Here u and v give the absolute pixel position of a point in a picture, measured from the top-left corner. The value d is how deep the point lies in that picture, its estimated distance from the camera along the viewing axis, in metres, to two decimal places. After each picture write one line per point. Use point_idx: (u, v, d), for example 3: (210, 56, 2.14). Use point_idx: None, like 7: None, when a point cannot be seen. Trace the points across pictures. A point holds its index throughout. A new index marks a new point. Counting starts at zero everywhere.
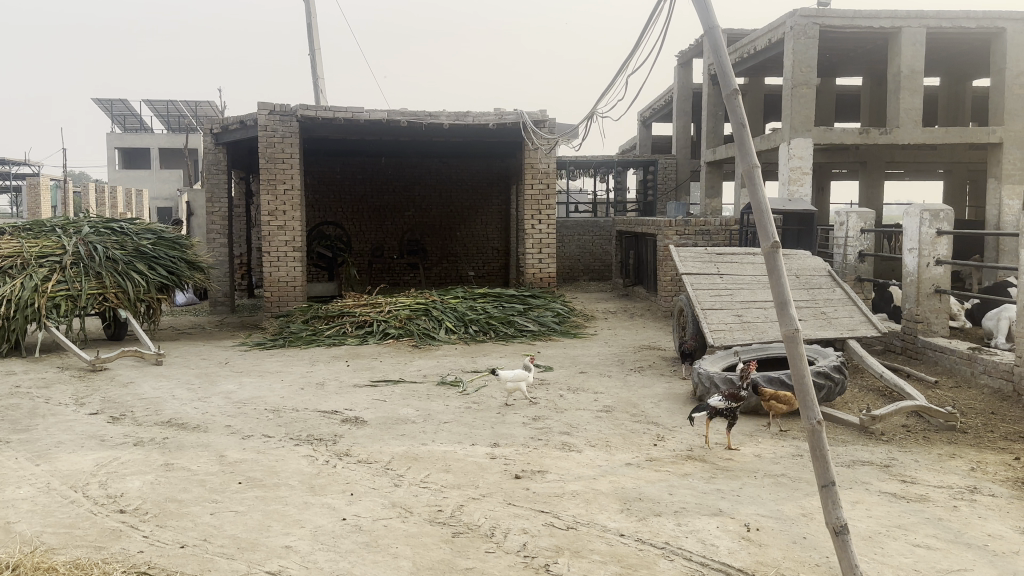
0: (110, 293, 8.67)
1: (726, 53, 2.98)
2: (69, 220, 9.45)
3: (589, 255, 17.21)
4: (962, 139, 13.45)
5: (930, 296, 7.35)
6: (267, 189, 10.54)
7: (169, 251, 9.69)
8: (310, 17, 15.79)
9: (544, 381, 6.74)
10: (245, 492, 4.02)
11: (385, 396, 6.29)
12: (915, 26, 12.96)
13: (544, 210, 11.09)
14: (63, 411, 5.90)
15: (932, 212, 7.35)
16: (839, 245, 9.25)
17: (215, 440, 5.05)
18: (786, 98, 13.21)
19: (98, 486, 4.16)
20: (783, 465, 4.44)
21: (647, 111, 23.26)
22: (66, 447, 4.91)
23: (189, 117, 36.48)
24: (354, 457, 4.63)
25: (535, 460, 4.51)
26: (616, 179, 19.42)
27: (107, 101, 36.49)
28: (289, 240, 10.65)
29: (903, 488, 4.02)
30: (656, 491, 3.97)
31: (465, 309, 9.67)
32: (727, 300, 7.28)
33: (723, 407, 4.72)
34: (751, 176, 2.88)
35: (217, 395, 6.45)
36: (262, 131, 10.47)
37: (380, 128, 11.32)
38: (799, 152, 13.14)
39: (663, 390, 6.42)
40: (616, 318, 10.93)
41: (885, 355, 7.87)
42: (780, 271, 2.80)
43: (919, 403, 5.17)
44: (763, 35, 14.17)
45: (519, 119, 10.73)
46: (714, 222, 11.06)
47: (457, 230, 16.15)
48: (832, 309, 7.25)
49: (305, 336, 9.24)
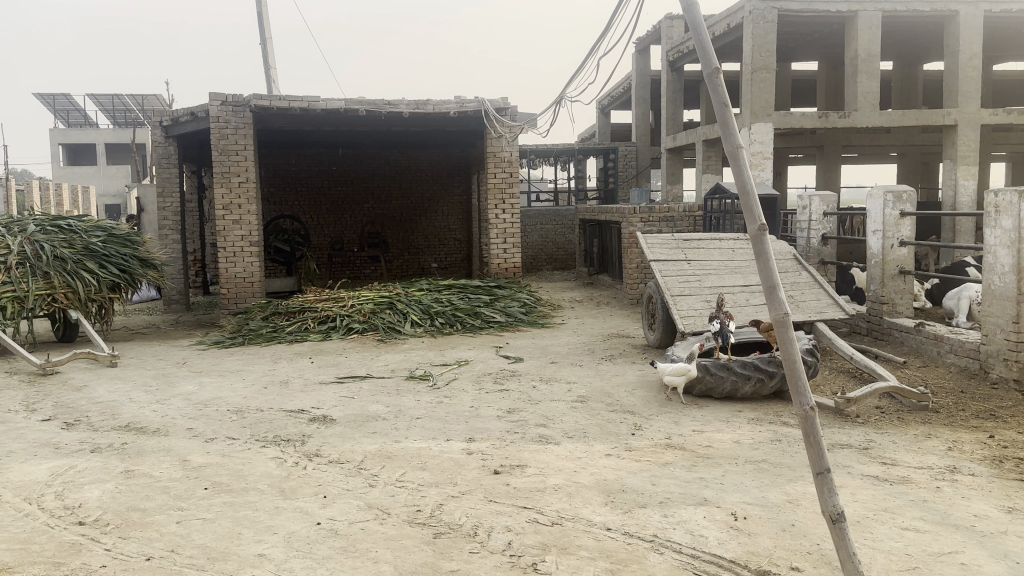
0: (60, 293, 8.32)
1: (706, 32, 2.88)
2: (13, 218, 9.05)
3: (552, 244, 17.14)
4: (919, 122, 13.66)
5: (894, 277, 7.41)
6: (221, 182, 10.23)
7: (120, 249, 9.33)
8: (261, 5, 15.40)
9: (515, 373, 6.63)
10: (213, 499, 3.84)
11: (354, 393, 6.12)
12: (871, 10, 13.10)
13: (508, 199, 10.95)
14: (13, 419, 5.62)
15: (895, 193, 7.37)
16: (803, 229, 9.29)
17: (177, 444, 4.84)
18: (746, 83, 13.26)
19: (53, 497, 3.93)
20: (762, 451, 4.40)
21: (605, 100, 23.26)
22: (17, 457, 4.65)
23: (137, 111, 35.52)
24: (324, 457, 4.46)
25: (512, 455, 4.39)
26: (577, 167, 19.36)
27: (49, 95, 35.32)
28: (245, 235, 10.36)
29: (885, 470, 4.00)
30: (639, 482, 3.89)
31: (431, 301, 9.51)
32: (696, 287, 7.25)
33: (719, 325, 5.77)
34: (737, 157, 2.78)
35: (177, 398, 6.21)
36: (214, 122, 10.15)
37: (338, 118, 11.07)
38: (760, 137, 13.21)
39: (636, 378, 6.36)
40: (584, 307, 10.87)
41: (851, 337, 7.93)
42: (767, 254, 2.71)
43: (893, 384, 5.18)
44: (722, 19, 14.20)
45: (480, 107, 10.56)
46: (678, 209, 11.08)
47: (419, 222, 15.94)
48: (799, 293, 7.26)
49: (265, 333, 8.99)
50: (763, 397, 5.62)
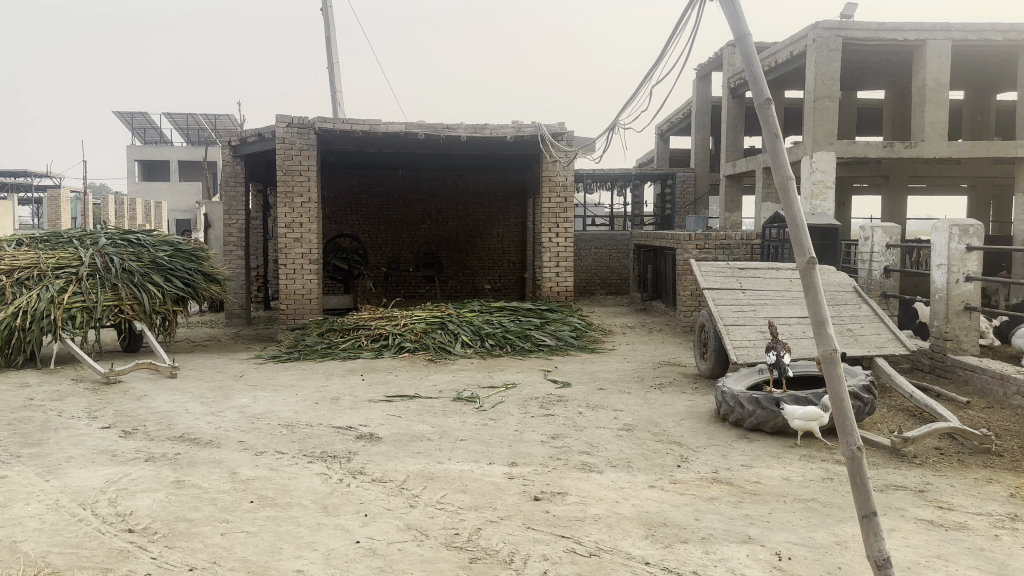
0: (126, 305, 8.60)
1: (759, 62, 2.85)
2: (86, 232, 9.45)
3: (607, 269, 17.08)
4: (990, 153, 13.25)
5: (959, 313, 7.18)
6: (284, 202, 10.49)
7: (185, 264, 9.65)
8: (329, 31, 15.85)
9: (562, 398, 6.60)
10: (257, 512, 3.91)
11: (400, 412, 6.17)
12: (941, 39, 12.78)
13: (562, 223, 10.97)
14: (75, 425, 5.82)
15: (961, 227, 7.16)
16: (865, 261, 9.06)
17: (227, 456, 4.95)
18: (808, 112, 13.04)
19: (107, 503, 4.06)
20: (812, 489, 4.27)
21: (665, 125, 23.18)
22: (76, 463, 4.81)
23: (210, 129, 36.81)
24: (368, 475, 4.50)
25: (554, 482, 4.36)
26: (634, 193, 19.30)
27: (127, 114, 36.91)
28: (305, 252, 10.58)
29: (940, 515, 3.85)
30: (682, 516, 3.82)
31: (482, 323, 9.56)
32: (751, 316, 7.13)
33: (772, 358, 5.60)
34: (787, 189, 2.73)
35: (230, 410, 6.35)
36: (280, 143, 10.43)
37: (398, 140, 11.27)
38: (821, 166, 12.99)
39: (685, 408, 6.27)
40: (635, 333, 10.78)
41: (912, 373, 7.67)
42: (817, 287, 2.64)
43: (954, 425, 4.98)
44: (785, 47, 14.03)
45: (537, 132, 10.62)
46: (735, 237, 10.95)
47: (475, 244, 16.07)
48: (859, 326, 7.07)
49: (320, 349, 9.15)
50: (816, 433, 5.46)
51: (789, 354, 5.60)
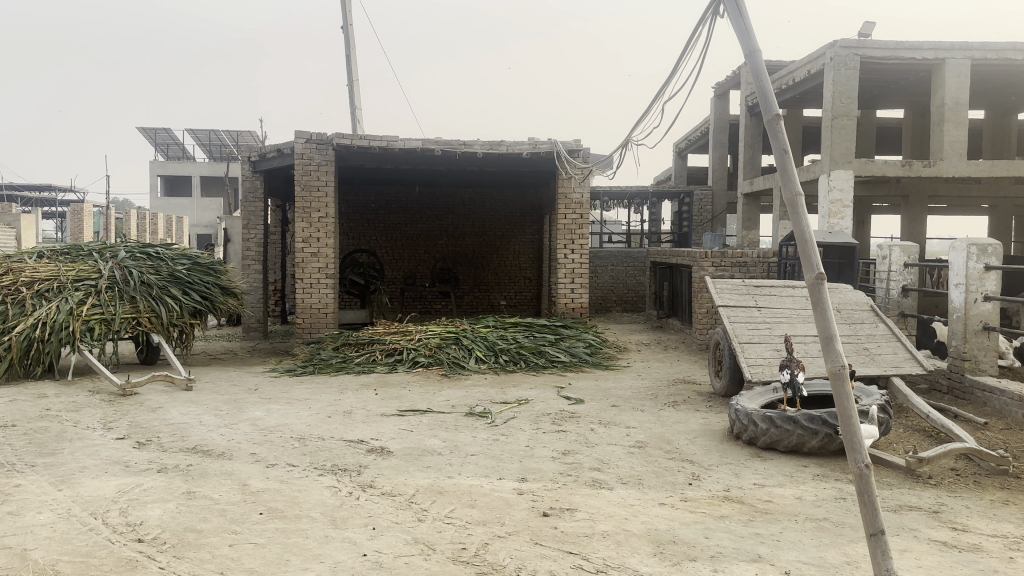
0: (144, 317, 8.69)
1: (768, 79, 2.86)
2: (106, 245, 9.58)
3: (623, 286, 17.05)
4: (1010, 172, 13.14)
5: (977, 333, 7.10)
6: (302, 217, 10.58)
7: (203, 277, 9.76)
8: (348, 49, 16.02)
9: (575, 415, 6.58)
10: (266, 524, 3.92)
11: (412, 426, 6.17)
12: (960, 58, 12.73)
13: (577, 240, 10.98)
14: (90, 435, 5.88)
15: (979, 246, 7.07)
16: (882, 279, 8.98)
17: (239, 468, 4.97)
18: (826, 130, 13.00)
19: (118, 513, 4.08)
20: (825, 509, 4.23)
21: (683, 143, 23.18)
22: (90, 473, 4.86)
23: (231, 145, 37.26)
24: (377, 489, 4.50)
25: (564, 498, 4.34)
26: (651, 210, 19.29)
27: (150, 130, 37.46)
28: (322, 266, 10.65)
29: (954, 536, 3.79)
30: (691, 534, 3.79)
31: (496, 339, 9.56)
32: (766, 334, 7.08)
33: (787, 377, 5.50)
34: (795, 205, 2.72)
35: (244, 422, 6.39)
36: (299, 159, 10.53)
37: (415, 157, 11.35)
38: (839, 185, 12.92)
39: (698, 426, 6.22)
40: (650, 350, 10.73)
41: (930, 394, 7.58)
42: (825, 304, 2.63)
43: (970, 445, 4.93)
44: (803, 65, 14.02)
45: (553, 148, 10.66)
46: (751, 255, 10.91)
47: (491, 260, 16.11)
48: (875, 345, 7.01)
49: (334, 363, 9.19)
50: (831, 453, 5.40)
51: (803, 373, 5.54)
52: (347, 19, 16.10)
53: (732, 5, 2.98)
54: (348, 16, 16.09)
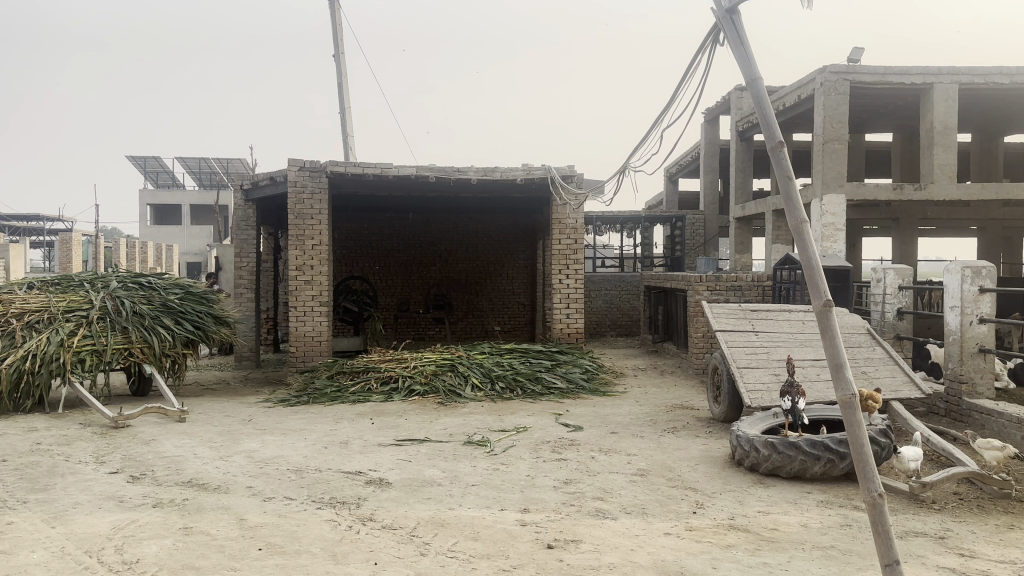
0: (136, 347, 8.60)
1: (770, 106, 2.86)
2: (97, 275, 9.52)
3: (617, 310, 17.04)
4: (999, 195, 13.26)
5: (974, 355, 7.10)
6: (296, 244, 10.53)
7: (196, 307, 9.69)
8: (340, 77, 16.08)
9: (574, 442, 6.52)
10: (265, 560, 3.85)
11: (411, 456, 6.10)
12: (947, 82, 12.88)
13: (571, 265, 10.96)
14: (82, 470, 5.78)
15: (973, 269, 7.08)
16: (877, 302, 8.99)
17: (235, 502, 4.89)
18: (817, 154, 13.10)
19: (113, 551, 4.00)
20: (831, 536, 4.18)
21: (673, 167, 23.32)
22: (83, 509, 4.77)
23: (222, 173, 37.25)
24: (378, 522, 4.43)
25: (567, 529, 4.28)
26: (643, 235, 19.34)
27: (140, 159, 37.43)
28: (316, 294, 10.59)
29: (963, 563, 3.75)
30: (698, 565, 3.74)
31: (492, 365, 9.51)
32: (764, 359, 7.07)
33: (789, 405, 5.51)
34: (801, 231, 2.71)
35: (239, 454, 6.30)
36: (292, 187, 10.51)
37: (409, 184, 11.36)
38: (831, 209, 12.99)
39: (699, 452, 6.18)
40: (647, 375, 10.70)
41: (929, 417, 7.56)
42: (834, 331, 2.61)
43: (972, 469, 4.92)
44: (793, 90, 14.15)
45: (547, 174, 10.68)
46: (746, 278, 10.92)
47: (484, 285, 16.09)
48: (873, 369, 7.00)
49: (329, 392, 9.10)
50: (834, 479, 5.36)
51: (804, 400, 5.51)
52: (339, 48, 16.18)
53: (733, 34, 2.99)
54: (339, 45, 16.17)
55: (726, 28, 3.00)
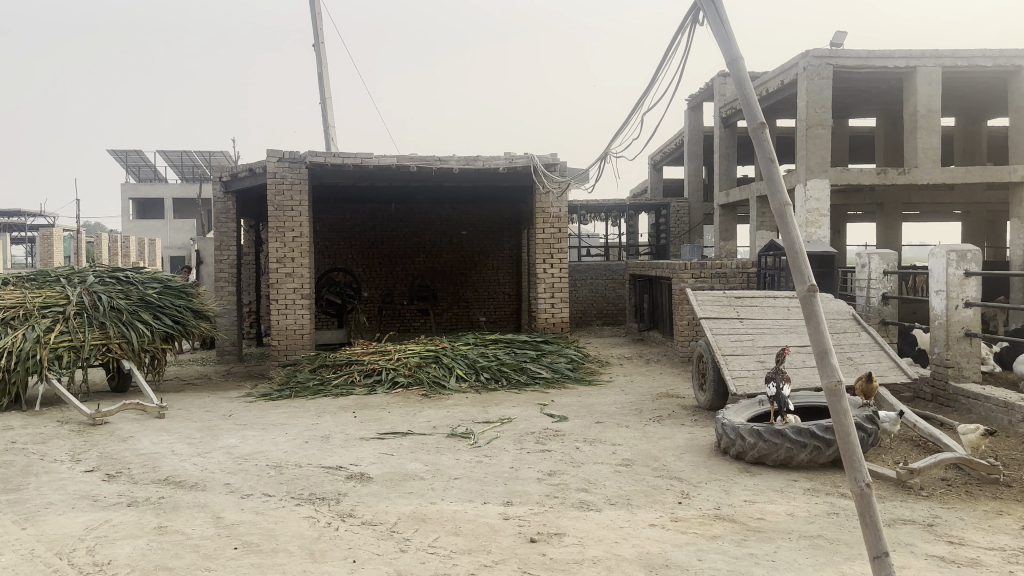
0: (114, 343, 8.44)
1: (752, 87, 2.76)
2: (74, 270, 9.35)
3: (602, 299, 16.99)
4: (983, 178, 13.26)
5: (960, 339, 7.08)
6: (276, 236, 10.38)
7: (175, 301, 9.55)
8: (320, 67, 15.89)
9: (558, 433, 6.44)
10: (241, 559, 3.75)
11: (393, 450, 6.01)
12: (931, 65, 12.85)
13: (556, 254, 10.86)
14: (56, 469, 5.65)
15: (958, 252, 7.05)
16: (862, 288, 8.94)
17: (213, 500, 4.78)
18: (802, 139, 13.05)
19: (84, 553, 3.88)
20: (819, 525, 4.13)
21: (657, 155, 23.26)
22: (56, 509, 4.65)
23: (204, 166, 36.87)
24: (357, 518, 4.34)
25: (551, 521, 4.21)
26: (628, 223, 19.28)
27: (121, 152, 37.03)
28: (297, 287, 10.45)
29: (952, 551, 3.70)
30: (683, 556, 3.67)
31: (476, 356, 9.43)
32: (749, 346, 7.01)
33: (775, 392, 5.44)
34: (784, 214, 2.61)
35: (218, 451, 6.19)
36: (271, 178, 10.35)
37: (390, 173, 11.22)
38: (816, 194, 12.96)
39: (684, 441, 6.12)
40: (632, 364, 10.64)
41: (915, 402, 7.54)
42: (819, 316, 2.52)
43: (960, 455, 4.88)
44: (776, 76, 14.09)
45: (530, 163, 10.57)
46: (730, 265, 10.88)
47: (469, 276, 15.99)
48: (859, 355, 6.97)
49: (312, 386, 8.99)
50: (820, 466, 5.31)
51: (790, 386, 5.46)
52: (318, 38, 15.97)
53: (712, 13, 2.89)
54: (318, 34, 15.97)
55: (705, 7, 2.91)
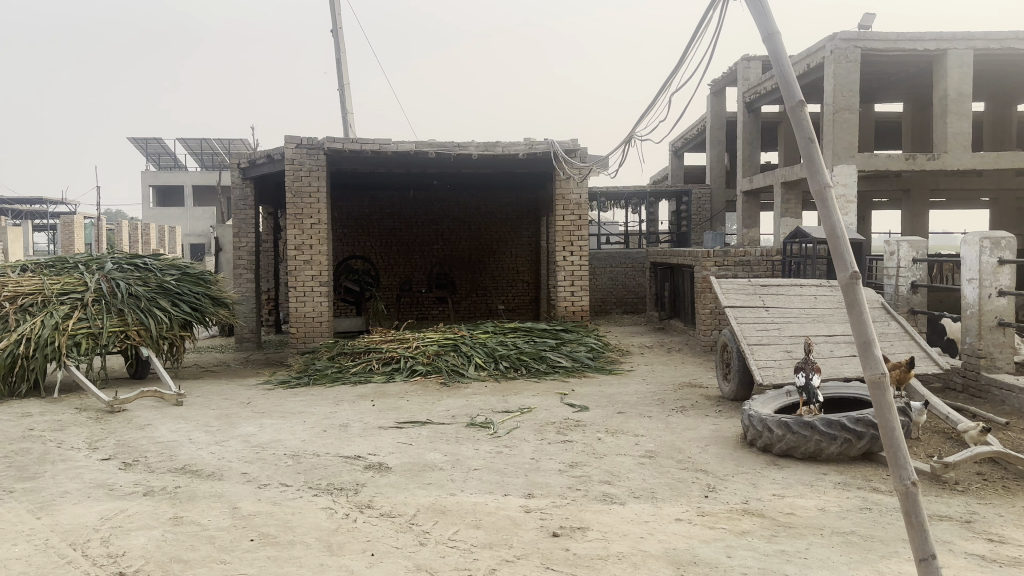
0: (132, 330, 8.41)
1: (788, 61, 2.59)
2: (92, 257, 9.31)
3: (621, 287, 16.83)
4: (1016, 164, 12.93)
5: (993, 329, 6.87)
6: (294, 224, 10.30)
7: (193, 287, 9.51)
8: (339, 53, 15.78)
9: (579, 423, 6.32)
10: (257, 552, 3.66)
11: (411, 440, 5.91)
12: (962, 48, 12.53)
13: (576, 241, 10.72)
14: (73, 457, 5.61)
15: (992, 240, 6.80)
16: (890, 276, 8.72)
17: (229, 489, 4.71)
18: (827, 124, 12.79)
19: (99, 544, 3.82)
20: (851, 521, 3.98)
21: (678, 141, 22.98)
22: (71, 498, 4.59)
23: (223, 154, 36.91)
24: (376, 510, 4.25)
25: (573, 515, 4.09)
26: (648, 210, 19.06)
27: (142, 140, 37.17)
28: (315, 274, 10.37)
29: (993, 549, 3.55)
30: (711, 553, 3.54)
31: (496, 345, 9.32)
32: (775, 336, 6.85)
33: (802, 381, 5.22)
34: (824, 197, 2.44)
35: (235, 439, 6.12)
36: (289, 164, 10.27)
37: (409, 159, 11.10)
38: (843, 179, 12.71)
39: (709, 432, 5.98)
40: (653, 353, 10.50)
41: (945, 393, 7.35)
42: (861, 306, 2.35)
43: (998, 448, 4.71)
44: (802, 58, 13.81)
45: (550, 148, 10.41)
46: (755, 253, 10.69)
47: (487, 263, 15.86)
48: (888, 345, 6.79)
49: (330, 373, 8.93)
50: (851, 459, 5.16)
51: (819, 375, 5.20)
52: (336, 23, 15.84)
53: None
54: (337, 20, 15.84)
55: None
